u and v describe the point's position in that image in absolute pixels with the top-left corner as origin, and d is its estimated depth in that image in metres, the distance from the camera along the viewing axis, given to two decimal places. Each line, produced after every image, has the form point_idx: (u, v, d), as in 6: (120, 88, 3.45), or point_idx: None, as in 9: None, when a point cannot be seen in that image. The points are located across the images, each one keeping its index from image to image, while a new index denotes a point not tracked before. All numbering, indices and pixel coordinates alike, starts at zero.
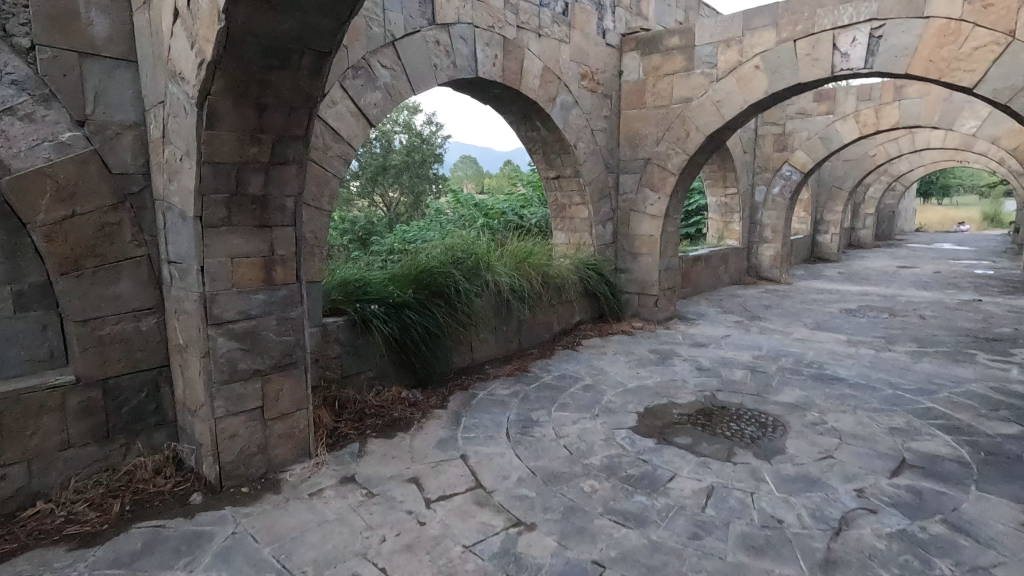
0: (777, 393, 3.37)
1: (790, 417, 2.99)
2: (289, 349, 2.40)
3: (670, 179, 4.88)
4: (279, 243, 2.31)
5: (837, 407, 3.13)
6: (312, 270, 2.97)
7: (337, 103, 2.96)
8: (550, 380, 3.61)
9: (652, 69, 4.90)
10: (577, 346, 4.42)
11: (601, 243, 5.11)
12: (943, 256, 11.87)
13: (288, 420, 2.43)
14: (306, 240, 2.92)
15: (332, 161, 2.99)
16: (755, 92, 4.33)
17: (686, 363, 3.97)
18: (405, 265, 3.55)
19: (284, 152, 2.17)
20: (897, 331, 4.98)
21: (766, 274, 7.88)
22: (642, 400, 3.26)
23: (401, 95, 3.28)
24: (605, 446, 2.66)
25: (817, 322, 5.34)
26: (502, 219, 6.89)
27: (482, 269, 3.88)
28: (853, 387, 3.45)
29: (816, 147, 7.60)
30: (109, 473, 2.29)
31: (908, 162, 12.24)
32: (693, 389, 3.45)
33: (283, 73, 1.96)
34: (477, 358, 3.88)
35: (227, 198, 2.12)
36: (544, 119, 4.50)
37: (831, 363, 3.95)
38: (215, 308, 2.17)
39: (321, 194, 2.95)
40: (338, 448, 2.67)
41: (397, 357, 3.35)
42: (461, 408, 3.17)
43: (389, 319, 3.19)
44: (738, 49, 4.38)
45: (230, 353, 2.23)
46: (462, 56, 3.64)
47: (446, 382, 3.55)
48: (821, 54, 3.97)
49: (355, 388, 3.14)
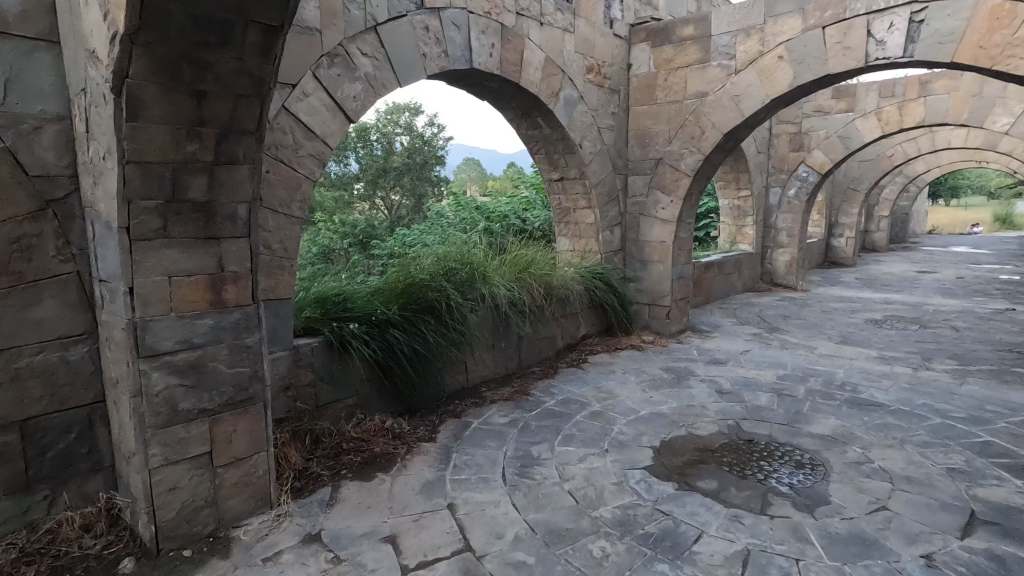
0: (810, 422, 2.97)
1: (830, 454, 2.60)
2: (244, 383, 2.03)
3: (684, 181, 4.49)
4: (230, 258, 1.94)
5: (881, 441, 2.73)
6: (281, 286, 2.60)
7: (309, 95, 2.60)
8: (553, 406, 3.23)
9: (663, 62, 4.52)
10: (582, 363, 4.03)
11: (609, 251, 4.73)
12: (961, 260, 11.41)
13: (243, 466, 2.06)
14: (273, 251, 2.55)
15: (304, 161, 2.62)
16: (778, 86, 3.94)
17: (704, 384, 3.59)
18: (391, 278, 3.18)
19: (234, 150, 1.81)
20: (931, 345, 4.57)
21: (782, 281, 7.46)
22: (657, 431, 2.88)
23: (384, 88, 2.91)
24: (617, 494, 2.27)
25: (842, 335, 4.94)
26: (504, 223, 6.54)
27: (478, 281, 3.50)
28: (896, 416, 3.05)
29: (834, 147, 7.22)
30: (27, 533, 1.93)
31: (924, 163, 11.82)
32: (714, 417, 3.06)
33: (225, 54, 1.59)
34: (472, 379, 3.50)
35: (161, 204, 1.76)
36: (546, 115, 4.12)
37: (866, 386, 3.54)
38: (149, 337, 1.80)
39: (291, 199, 2.59)
40: (306, 494, 2.30)
41: (381, 381, 2.98)
42: (452, 442, 2.79)
43: (370, 340, 2.82)
44: (759, 38, 3.99)
45: (168, 391, 1.86)
46: (456, 45, 3.27)
47: (438, 409, 3.18)
48: (854, 43, 3.57)
49: (331, 418, 2.77)
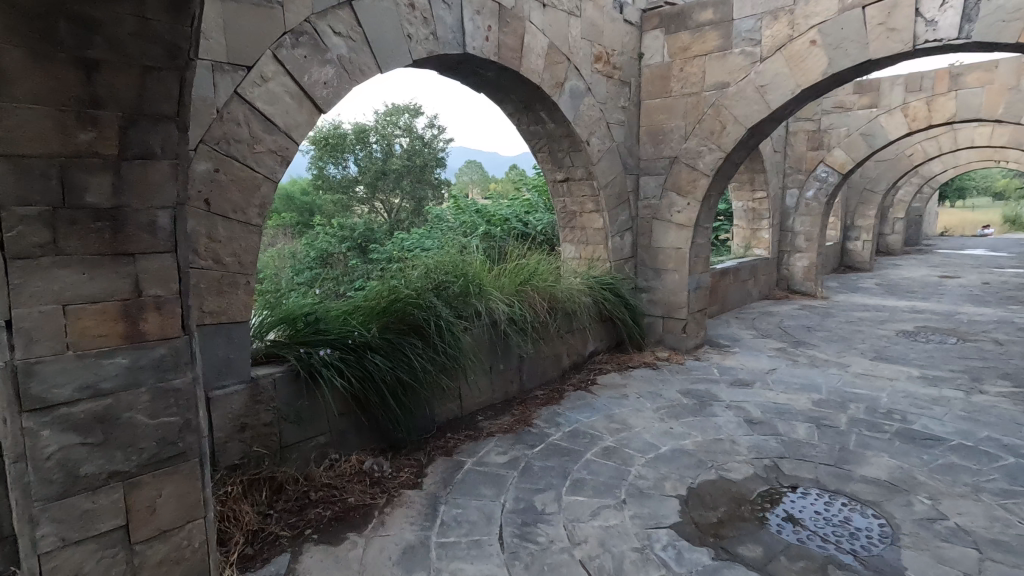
0: (861, 463, 2.54)
1: (893, 508, 2.16)
2: (172, 437, 1.61)
3: (701, 181, 4.06)
4: (150, 279, 1.52)
5: (951, 489, 2.30)
6: (235, 308, 2.18)
7: (268, 81, 2.18)
8: (559, 441, 2.80)
9: (678, 51, 4.10)
10: (590, 385, 3.61)
11: (619, 259, 4.30)
12: (981, 264, 10.94)
13: (172, 539, 1.64)
14: (224, 265, 2.13)
15: (263, 158, 2.20)
16: (810, 74, 3.50)
17: (731, 412, 3.15)
18: (372, 293, 2.77)
19: (147, 141, 1.40)
20: (977, 363, 4.11)
21: (800, 289, 7.04)
22: (683, 475, 2.45)
23: (361, 73, 2.50)
24: (640, 567, 1.84)
25: (875, 350, 4.50)
26: (504, 227, 6.11)
27: (473, 295, 3.09)
28: (960, 454, 2.62)
29: (855, 145, 6.81)
30: None
31: (942, 163, 11.38)
32: (747, 456, 2.63)
33: (118, 7, 1.20)
34: (467, 407, 3.08)
35: (48, 212, 1.34)
36: (549, 109, 3.71)
37: (916, 414, 3.11)
38: (36, 385, 1.38)
39: (247, 203, 2.17)
40: (257, 565, 1.88)
41: (359, 415, 2.56)
42: (441, 488, 2.36)
43: (344, 368, 2.41)
44: (788, 21, 3.56)
45: (66, 453, 1.44)
46: (446, 27, 2.86)
47: (425, 444, 2.74)
48: (900, 23, 3.12)
49: (299, 461, 2.35)
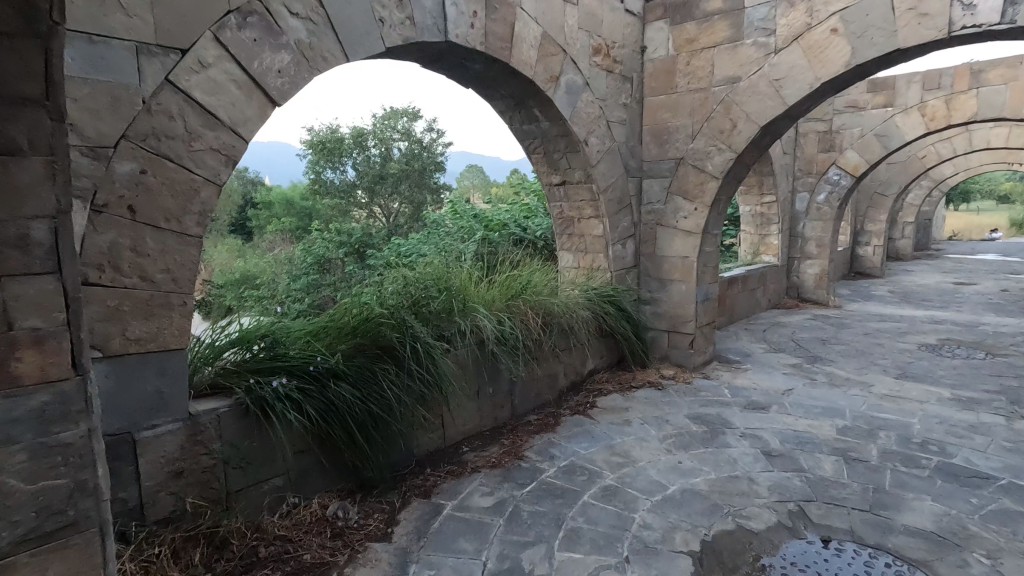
0: (901, 509, 2.19)
1: (946, 570, 1.82)
2: (58, 503, 1.15)
3: (709, 185, 3.74)
4: (23, 310, 1.07)
5: (1012, 545, 1.95)
6: (170, 333, 1.85)
7: (208, 67, 1.86)
8: (553, 479, 2.47)
9: (685, 43, 3.79)
10: (590, 409, 3.27)
11: (620, 268, 3.97)
12: (997, 270, 10.56)
13: None
14: (155, 283, 1.81)
15: (203, 158, 1.88)
16: (831, 66, 3.18)
17: (746, 442, 2.81)
18: (341, 312, 2.46)
19: (3, 132, 1.02)
20: (1013, 382, 3.75)
21: (811, 296, 6.71)
22: (696, 523, 2.11)
23: (324, 61, 2.18)
24: None
25: (898, 366, 4.16)
26: (502, 232, 5.77)
27: (457, 312, 2.76)
28: (1013, 497, 2.27)
29: (869, 147, 6.49)
30: None
31: (954, 165, 11.04)
32: (768, 498, 2.28)
33: None
34: (450, 436, 2.75)
35: None
36: (543, 106, 3.39)
37: (956, 445, 2.76)
38: None
39: (183, 210, 1.85)
40: None
41: (321, 454, 2.23)
42: (414, 542, 2.03)
43: (302, 402, 2.08)
44: (805, 8, 3.24)
45: None
46: (425, 11, 2.53)
47: (401, 483, 2.41)
48: (933, 8, 2.79)
49: (247, 510, 2.03)
